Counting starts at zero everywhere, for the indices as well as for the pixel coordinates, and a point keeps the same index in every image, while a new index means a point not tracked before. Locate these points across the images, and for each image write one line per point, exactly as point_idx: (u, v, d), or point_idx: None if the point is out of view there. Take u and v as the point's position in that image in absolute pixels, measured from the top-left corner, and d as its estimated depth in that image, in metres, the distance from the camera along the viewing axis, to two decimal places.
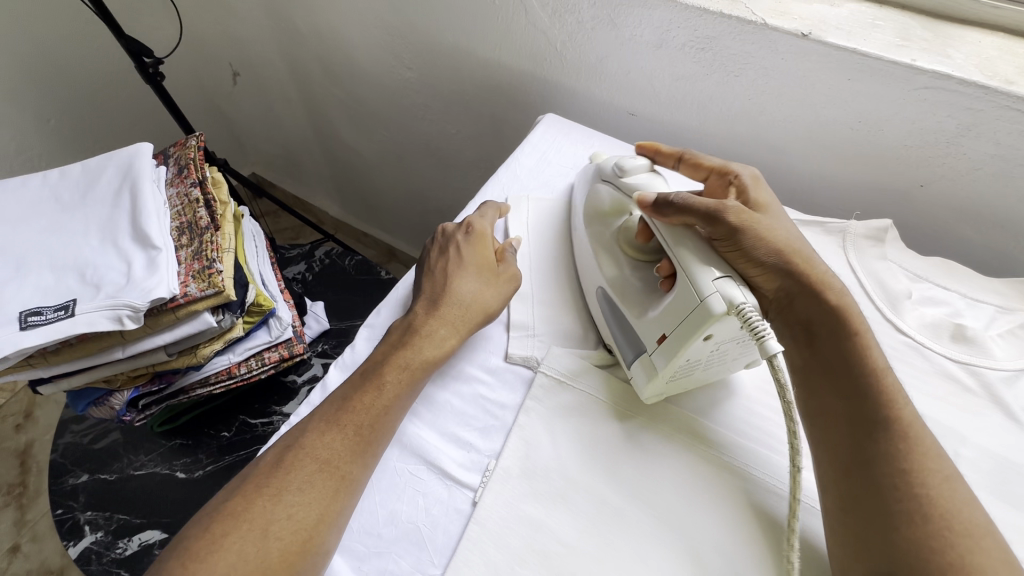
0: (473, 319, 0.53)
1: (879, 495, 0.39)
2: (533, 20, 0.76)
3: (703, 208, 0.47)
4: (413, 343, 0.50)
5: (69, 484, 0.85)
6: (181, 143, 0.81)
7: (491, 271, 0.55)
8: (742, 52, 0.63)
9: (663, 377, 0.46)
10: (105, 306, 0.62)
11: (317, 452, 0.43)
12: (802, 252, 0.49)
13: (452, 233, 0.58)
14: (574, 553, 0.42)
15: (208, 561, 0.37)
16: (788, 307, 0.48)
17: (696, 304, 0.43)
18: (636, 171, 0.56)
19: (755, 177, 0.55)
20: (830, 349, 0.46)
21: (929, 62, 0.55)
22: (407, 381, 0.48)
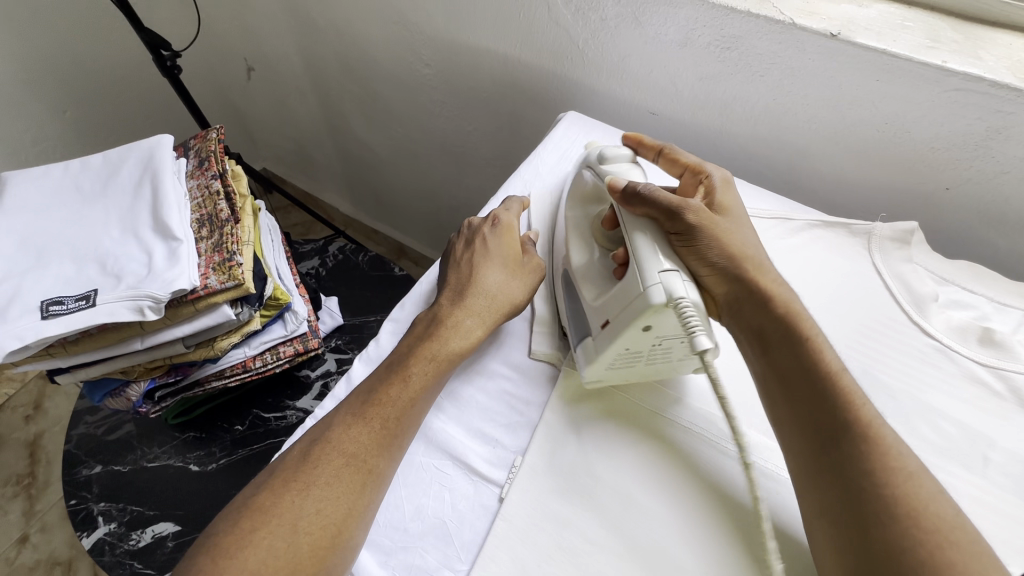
0: (498, 311, 0.52)
1: (850, 498, 0.38)
2: (555, 17, 0.76)
3: (666, 201, 0.48)
4: (439, 335, 0.49)
5: (83, 475, 0.85)
6: (201, 135, 0.81)
7: (517, 264, 0.55)
8: (769, 52, 0.63)
9: (603, 362, 0.46)
10: (127, 297, 0.62)
11: (344, 445, 0.42)
12: (754, 257, 0.49)
13: (478, 225, 0.58)
14: (601, 551, 0.42)
15: (239, 556, 0.37)
16: (740, 310, 0.49)
17: (638, 293, 0.43)
18: (617, 159, 0.56)
19: (726, 179, 0.55)
20: (783, 356, 0.45)
21: (960, 64, 0.54)
22: (433, 372, 0.48)
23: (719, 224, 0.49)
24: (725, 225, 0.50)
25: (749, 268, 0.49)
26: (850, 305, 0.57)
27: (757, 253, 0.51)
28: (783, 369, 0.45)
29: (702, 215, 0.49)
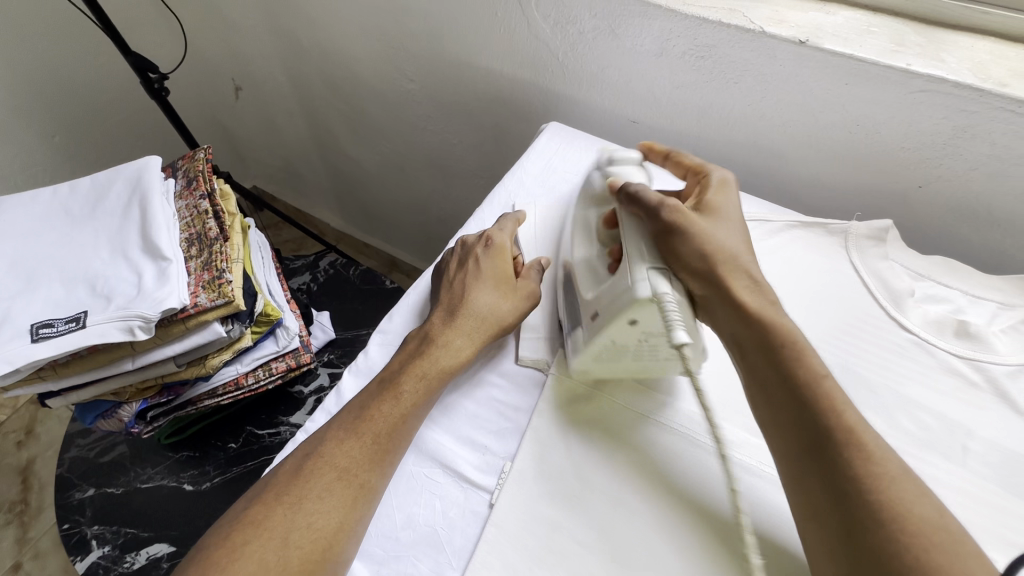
0: (489, 330, 0.53)
1: (843, 504, 0.37)
2: (534, 31, 0.77)
3: (650, 200, 0.50)
4: (431, 351, 0.50)
5: (77, 498, 0.85)
6: (189, 155, 0.82)
7: (509, 284, 0.55)
8: (741, 59, 0.64)
9: (590, 354, 0.49)
10: (117, 318, 0.63)
11: (336, 462, 0.43)
12: (730, 256, 0.49)
13: (470, 245, 0.58)
14: (591, 552, 0.42)
15: (229, 570, 0.37)
16: (717, 315, 0.47)
17: (626, 287, 0.45)
18: (625, 162, 0.58)
19: (724, 180, 0.56)
20: (761, 361, 0.44)
21: (924, 66, 0.56)
22: (424, 389, 0.48)
23: (696, 223, 0.49)
24: (703, 224, 0.49)
25: (723, 271, 0.48)
26: (829, 303, 0.58)
27: (735, 254, 0.49)
28: (761, 378, 0.44)
29: (681, 214, 0.49)
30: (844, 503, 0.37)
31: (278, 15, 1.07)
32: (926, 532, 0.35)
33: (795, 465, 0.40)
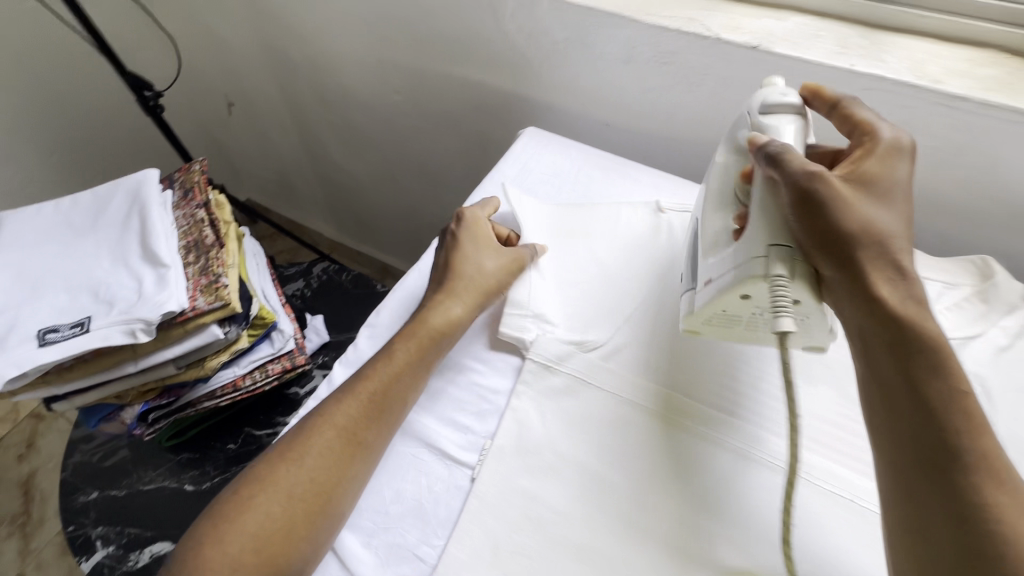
0: (480, 292, 0.58)
1: (938, 496, 0.37)
2: (510, 43, 0.82)
3: (793, 166, 0.46)
4: (422, 322, 0.55)
5: (81, 502, 0.87)
6: (185, 167, 0.86)
7: (498, 257, 0.60)
8: (702, 64, 0.69)
9: (699, 318, 0.50)
10: (120, 322, 0.66)
11: (335, 420, 0.48)
12: (882, 239, 0.44)
13: (463, 225, 0.63)
14: (566, 518, 0.46)
15: (241, 518, 0.44)
16: (842, 302, 0.44)
17: (745, 260, 0.46)
18: (781, 109, 0.52)
19: (898, 145, 0.48)
20: (887, 365, 0.41)
21: (866, 66, 0.61)
22: (417, 354, 0.53)
23: (843, 197, 0.44)
24: (854, 198, 0.44)
25: (864, 257, 0.43)
26: None
27: (888, 236, 0.44)
28: (883, 378, 0.41)
29: (831, 183, 0.44)
30: (944, 501, 0.37)
31: (269, 33, 1.12)
32: (1023, 530, 0.35)
33: (897, 461, 0.40)
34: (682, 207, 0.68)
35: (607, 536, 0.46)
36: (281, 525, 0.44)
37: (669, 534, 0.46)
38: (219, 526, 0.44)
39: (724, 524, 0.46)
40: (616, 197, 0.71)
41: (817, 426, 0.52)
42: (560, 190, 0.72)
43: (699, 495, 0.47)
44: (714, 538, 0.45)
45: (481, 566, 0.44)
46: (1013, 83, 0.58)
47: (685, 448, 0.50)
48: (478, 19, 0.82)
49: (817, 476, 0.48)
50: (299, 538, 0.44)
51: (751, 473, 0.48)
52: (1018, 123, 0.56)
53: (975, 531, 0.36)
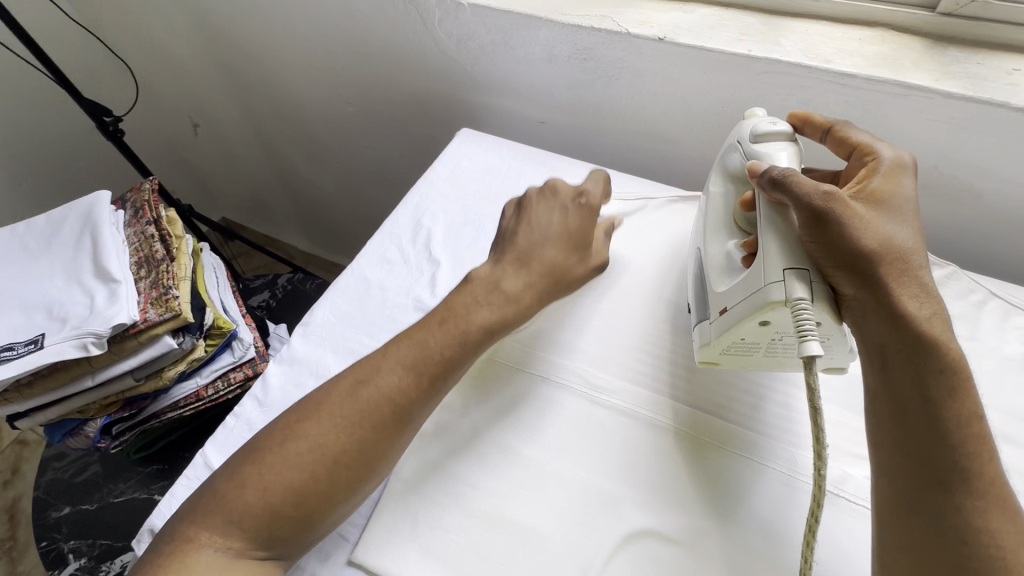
0: (558, 287, 0.58)
1: (935, 513, 0.38)
2: (442, 49, 0.85)
3: (804, 188, 0.44)
4: (498, 296, 0.54)
5: (53, 517, 0.89)
6: (137, 187, 0.89)
7: (586, 242, 0.61)
8: (617, 58, 0.72)
9: (717, 347, 0.50)
10: (71, 336, 0.68)
11: (388, 390, 0.47)
12: (901, 255, 0.43)
13: (562, 195, 0.61)
14: (483, 491, 0.49)
15: (284, 470, 0.44)
16: (864, 321, 0.43)
17: (760, 287, 0.45)
18: (773, 137, 0.53)
19: (900, 163, 0.49)
20: (903, 380, 0.41)
21: (762, 51, 0.64)
22: (481, 340, 0.52)
23: (859, 215, 0.43)
24: (868, 215, 0.44)
25: (887, 273, 0.42)
26: None
27: (906, 252, 0.44)
28: (900, 395, 0.41)
29: (844, 202, 0.43)
30: (938, 517, 0.38)
31: (225, 55, 1.15)
32: (1014, 548, 0.36)
33: (901, 474, 0.40)
34: None
35: (522, 504, 0.48)
36: (322, 481, 0.44)
37: (581, 500, 0.48)
38: (256, 465, 0.44)
39: (633, 487, 0.49)
40: None
41: (723, 392, 0.55)
42: (491, 186, 0.75)
43: (613, 462, 0.50)
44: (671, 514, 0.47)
45: (400, 540, 0.47)
46: (898, 59, 0.61)
47: (602, 418, 0.53)
48: (410, 28, 0.85)
49: (720, 439, 0.51)
50: (336, 500, 0.44)
51: (656, 439, 0.52)
52: (904, 96, 0.60)
53: (968, 549, 0.37)
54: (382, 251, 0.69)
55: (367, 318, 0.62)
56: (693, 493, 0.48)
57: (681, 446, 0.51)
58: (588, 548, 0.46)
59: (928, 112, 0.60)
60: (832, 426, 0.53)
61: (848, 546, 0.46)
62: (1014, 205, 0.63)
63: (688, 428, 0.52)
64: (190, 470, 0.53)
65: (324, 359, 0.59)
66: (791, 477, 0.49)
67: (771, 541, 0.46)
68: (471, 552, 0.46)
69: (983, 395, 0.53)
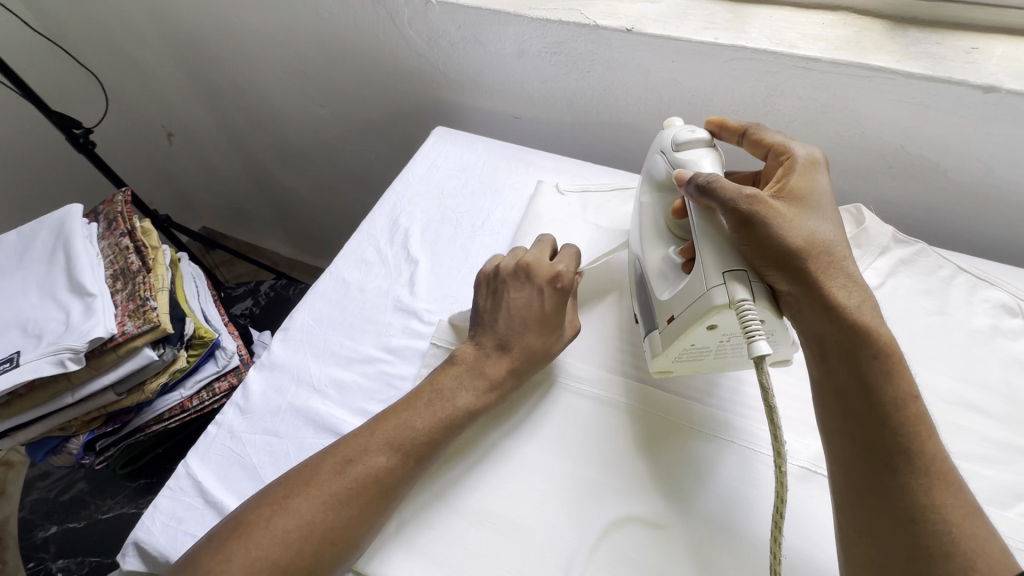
0: (534, 367, 0.53)
1: (886, 495, 0.38)
2: (413, 47, 0.85)
3: (728, 192, 0.46)
4: (481, 382, 0.51)
5: (40, 537, 0.89)
6: (109, 199, 0.88)
7: (559, 322, 0.55)
8: (587, 51, 0.72)
9: (669, 355, 0.50)
10: (47, 353, 0.67)
11: (378, 467, 0.45)
12: (826, 248, 0.46)
13: (538, 276, 0.56)
14: (463, 487, 0.49)
15: (260, 548, 0.40)
16: (801, 316, 0.45)
17: (701, 294, 0.45)
18: (693, 145, 0.55)
19: (813, 159, 0.52)
20: (842, 368, 0.42)
21: (728, 39, 0.65)
22: (459, 427, 0.49)
23: (781, 214, 0.45)
24: (790, 213, 0.46)
25: (814, 267, 0.44)
26: None
27: (829, 243, 0.46)
28: (840, 383, 0.42)
29: (766, 203, 0.45)
30: (889, 497, 0.38)
31: (194, 61, 1.14)
32: (962, 522, 0.37)
33: (849, 460, 0.41)
34: (580, 187, 0.72)
35: (503, 497, 0.49)
36: (302, 562, 0.41)
37: (559, 488, 0.49)
38: (239, 542, 0.40)
39: (618, 476, 0.49)
40: (519, 184, 0.74)
41: (702, 377, 0.56)
42: (468, 183, 0.75)
43: (593, 452, 0.51)
44: (647, 510, 0.47)
45: (387, 540, 0.47)
46: (861, 42, 0.63)
47: (590, 411, 0.54)
48: (381, 28, 0.85)
49: (703, 425, 0.52)
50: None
51: (640, 427, 0.52)
52: (867, 78, 0.61)
53: (918, 528, 0.37)
54: (360, 252, 0.68)
55: (347, 320, 0.62)
56: (677, 479, 0.49)
57: (660, 430, 0.52)
58: (573, 538, 0.46)
59: (890, 92, 0.61)
60: (809, 405, 0.54)
61: (826, 522, 0.47)
62: (979, 180, 0.65)
63: (671, 415, 0.53)
64: (173, 481, 0.52)
65: (305, 363, 0.59)
66: (770, 457, 0.50)
67: (754, 522, 0.46)
68: (455, 547, 0.46)
69: (953, 367, 0.54)
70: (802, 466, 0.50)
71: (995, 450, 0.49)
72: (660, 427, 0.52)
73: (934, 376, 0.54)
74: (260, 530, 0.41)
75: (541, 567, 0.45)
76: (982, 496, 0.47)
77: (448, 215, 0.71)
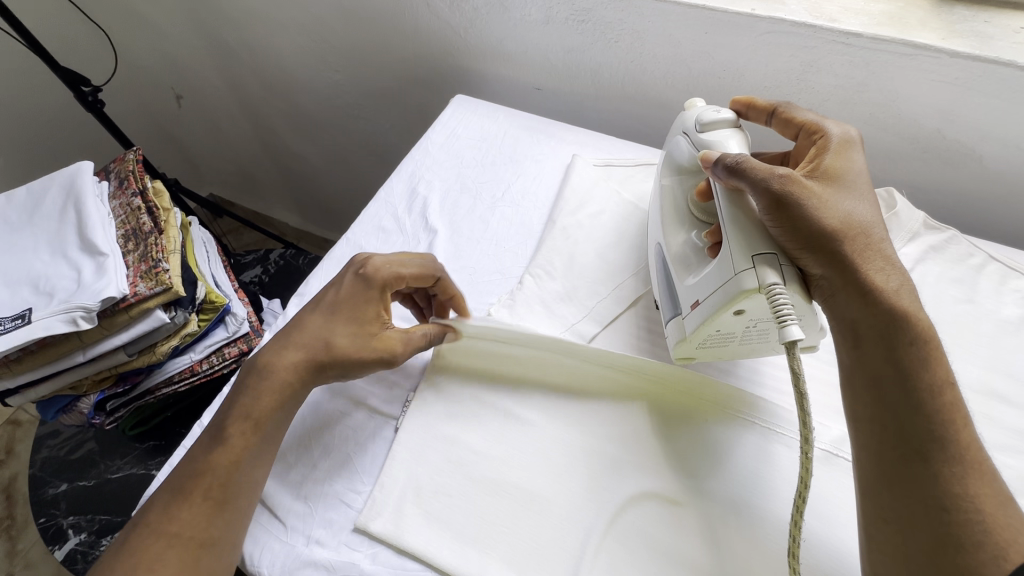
0: (308, 363, 0.48)
1: (917, 481, 0.38)
2: (435, 11, 0.83)
3: (761, 172, 0.45)
4: (270, 381, 0.47)
5: (50, 494, 0.89)
6: (120, 158, 0.86)
7: (357, 319, 0.50)
8: (616, 19, 0.70)
9: (693, 341, 0.49)
10: (60, 311, 0.66)
11: (169, 527, 0.42)
12: (862, 230, 0.45)
13: (350, 267, 0.53)
14: (484, 458, 0.49)
15: None
16: (834, 300, 0.44)
17: (729, 279, 0.44)
18: (718, 125, 0.53)
19: (847, 138, 0.50)
20: (877, 355, 0.42)
21: (766, 10, 0.62)
22: (254, 430, 0.46)
23: (816, 194, 0.44)
24: (826, 194, 0.45)
25: (850, 250, 0.43)
26: None
27: (865, 225, 0.45)
28: (874, 370, 0.41)
29: (799, 184, 0.44)
30: (920, 484, 0.38)
31: (206, 21, 1.12)
32: (995, 511, 0.37)
33: (877, 447, 0.40)
34: (603, 161, 0.71)
35: (524, 469, 0.48)
36: None
37: (579, 462, 0.48)
38: None
39: (637, 452, 0.49)
40: (541, 157, 0.72)
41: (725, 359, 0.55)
42: (488, 154, 0.73)
43: (616, 426, 0.50)
44: (670, 489, 0.47)
45: (405, 506, 0.47)
46: (904, 17, 0.60)
47: (606, 385, 0.53)
48: None
49: (728, 405, 0.51)
50: None
51: (658, 403, 0.52)
52: (910, 56, 0.59)
53: (949, 517, 0.37)
54: (377, 219, 0.67)
55: None
56: (700, 458, 0.48)
57: (687, 410, 0.51)
58: (590, 514, 0.46)
59: (932, 72, 0.59)
60: (832, 390, 0.54)
61: (848, 505, 0.47)
62: (1014, 167, 0.63)
63: (695, 394, 0.52)
64: (187, 441, 0.52)
65: None
66: (793, 441, 0.49)
67: (771, 501, 0.46)
68: (472, 516, 0.46)
69: (981, 357, 0.54)
70: (825, 449, 0.49)
71: (1019, 441, 0.49)
72: (686, 407, 0.51)
73: (962, 365, 0.53)
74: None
75: (558, 540, 0.45)
76: (1006, 485, 0.46)
77: (466, 186, 0.70)
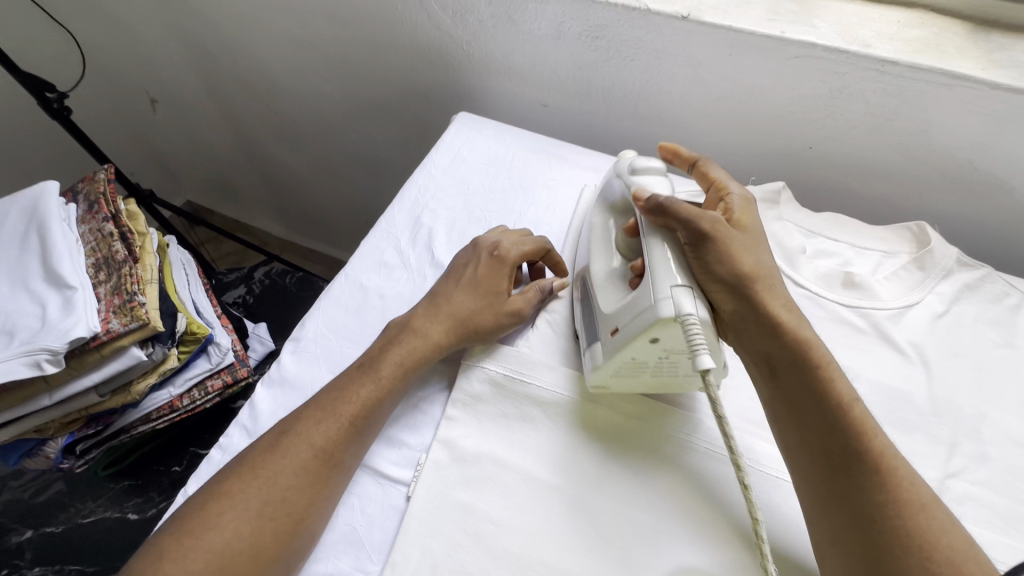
0: (461, 330, 0.52)
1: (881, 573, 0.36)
2: (436, 22, 0.77)
3: (688, 213, 0.46)
4: (416, 337, 0.51)
5: (15, 541, 0.82)
6: (90, 177, 0.79)
7: (499, 291, 0.54)
8: (633, 37, 0.66)
9: (607, 369, 0.47)
10: (21, 354, 0.59)
11: (311, 437, 0.44)
12: (768, 276, 0.46)
13: (479, 245, 0.57)
14: (507, 530, 0.44)
15: (205, 536, 0.39)
16: (743, 333, 0.45)
17: (648, 305, 0.43)
18: (650, 172, 0.53)
19: (748, 199, 0.52)
20: (791, 384, 0.43)
21: (797, 33, 0.59)
22: (401, 378, 0.49)
23: (731, 240, 0.46)
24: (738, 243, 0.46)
25: (758, 289, 0.45)
26: None
27: (769, 273, 0.47)
28: (798, 405, 0.42)
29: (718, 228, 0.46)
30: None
31: (184, 23, 1.04)
32: None
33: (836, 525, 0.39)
34: None
35: (551, 545, 0.44)
36: (247, 541, 0.40)
37: (612, 537, 0.44)
38: (196, 535, 0.39)
39: (677, 522, 0.45)
40: (552, 182, 0.68)
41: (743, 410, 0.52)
42: (496, 179, 0.68)
43: (652, 493, 0.46)
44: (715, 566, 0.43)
45: None
46: (941, 44, 0.57)
47: (636, 441, 0.49)
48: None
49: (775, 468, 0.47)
50: (269, 558, 0.40)
51: (688, 463, 0.47)
52: (948, 86, 0.56)
53: None
54: (378, 253, 0.62)
55: (366, 332, 0.56)
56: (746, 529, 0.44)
57: (733, 475, 0.47)
58: None
59: (969, 103, 0.56)
60: None
61: None
62: None
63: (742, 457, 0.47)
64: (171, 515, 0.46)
65: (320, 381, 0.53)
66: None
67: None
68: None
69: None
70: None
71: None
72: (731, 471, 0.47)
73: (1007, 415, 0.50)
74: (198, 518, 0.40)
75: None
76: None
77: (473, 215, 0.65)
